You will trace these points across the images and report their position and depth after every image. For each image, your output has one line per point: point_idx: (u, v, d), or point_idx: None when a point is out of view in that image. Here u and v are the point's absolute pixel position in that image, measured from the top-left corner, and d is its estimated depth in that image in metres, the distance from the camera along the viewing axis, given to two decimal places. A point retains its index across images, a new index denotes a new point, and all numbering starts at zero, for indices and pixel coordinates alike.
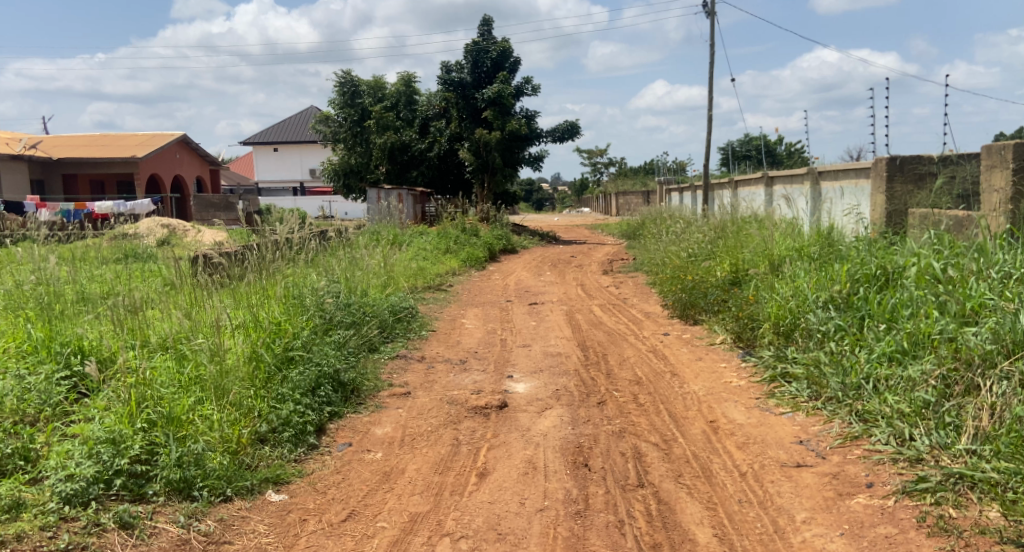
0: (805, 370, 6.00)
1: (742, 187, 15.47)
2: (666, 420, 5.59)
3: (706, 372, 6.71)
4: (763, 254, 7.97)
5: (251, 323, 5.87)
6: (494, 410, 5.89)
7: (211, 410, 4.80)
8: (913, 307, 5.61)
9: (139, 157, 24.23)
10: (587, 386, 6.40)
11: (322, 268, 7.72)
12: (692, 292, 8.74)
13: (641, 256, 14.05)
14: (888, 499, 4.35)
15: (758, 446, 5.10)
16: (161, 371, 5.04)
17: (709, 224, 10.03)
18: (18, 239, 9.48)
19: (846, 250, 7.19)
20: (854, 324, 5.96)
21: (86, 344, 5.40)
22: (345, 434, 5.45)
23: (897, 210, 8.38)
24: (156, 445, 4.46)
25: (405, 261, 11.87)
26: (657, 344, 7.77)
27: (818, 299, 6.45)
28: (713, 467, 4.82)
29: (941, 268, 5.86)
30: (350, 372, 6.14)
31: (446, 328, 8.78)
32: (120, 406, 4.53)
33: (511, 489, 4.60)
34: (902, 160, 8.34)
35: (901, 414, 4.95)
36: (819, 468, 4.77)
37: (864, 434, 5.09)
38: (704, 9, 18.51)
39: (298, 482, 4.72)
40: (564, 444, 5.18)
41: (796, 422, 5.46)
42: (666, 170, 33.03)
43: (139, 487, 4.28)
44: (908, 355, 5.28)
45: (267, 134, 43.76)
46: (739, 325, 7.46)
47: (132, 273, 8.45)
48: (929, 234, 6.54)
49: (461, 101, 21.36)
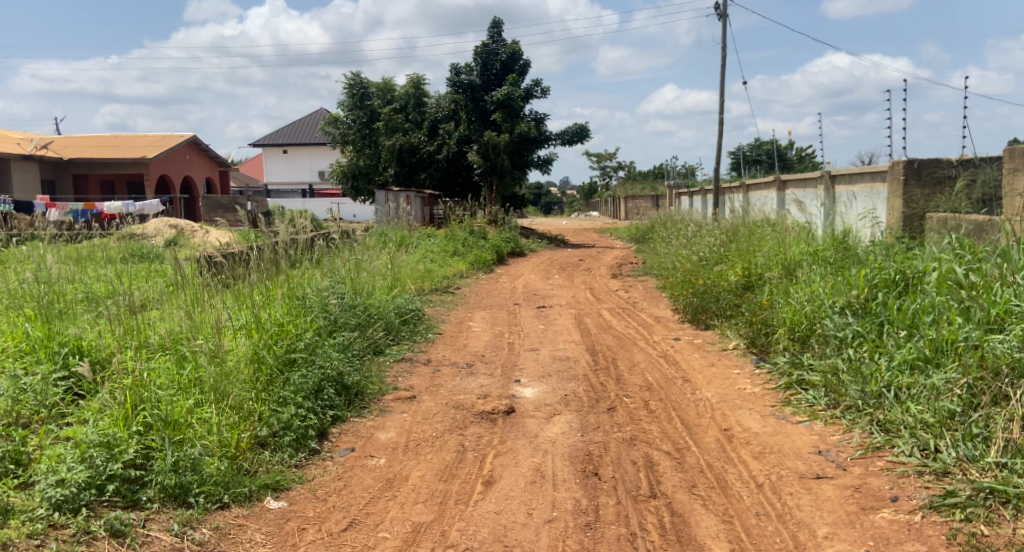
0: (823, 378, 5.81)
1: (753, 191, 15.30)
2: (679, 428, 5.41)
3: (719, 379, 6.53)
4: (777, 258, 7.77)
5: (253, 324, 5.73)
6: (501, 416, 5.72)
7: (210, 413, 4.63)
8: (935, 313, 5.41)
9: (148, 158, 24.18)
10: (596, 392, 6.22)
11: (328, 268, 7.56)
12: (703, 297, 8.55)
13: (652, 260, 13.87)
14: (915, 515, 4.16)
15: (776, 456, 4.92)
16: (160, 372, 4.90)
17: (720, 228, 9.84)
18: (24, 239, 9.35)
19: (862, 254, 7.01)
20: (873, 330, 5.76)
21: (84, 343, 5.25)
22: (347, 439, 5.29)
23: (915, 215, 8.20)
24: (151, 450, 4.31)
25: (413, 265, 11.74)
26: (668, 349, 7.58)
27: (834, 304, 6.26)
28: (729, 477, 4.64)
29: (964, 273, 5.66)
30: (353, 375, 5.97)
31: (453, 331, 8.63)
32: (114, 408, 4.38)
33: (518, 499, 4.42)
34: (920, 164, 8.14)
35: (925, 425, 4.77)
36: (840, 480, 4.58)
37: (886, 445, 4.90)
38: (716, 11, 18.35)
39: (298, 489, 4.56)
40: (574, 451, 5.00)
41: (814, 432, 5.27)
42: (676, 175, 32.95)
43: (132, 493, 4.12)
44: (931, 363, 5.09)
45: (277, 135, 43.78)
46: (753, 330, 7.28)
47: (138, 274, 8.31)
48: (950, 239, 6.33)
49: (470, 103, 21.19)
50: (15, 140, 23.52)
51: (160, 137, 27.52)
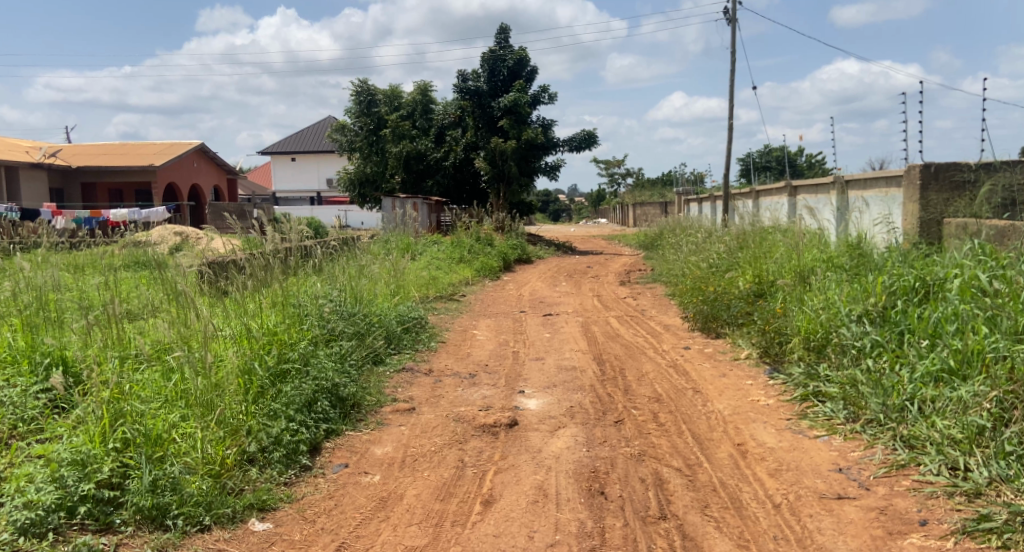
0: (840, 390, 5.52)
1: (764, 197, 15.01)
2: (690, 442, 5.14)
3: (732, 390, 6.25)
4: (789, 265, 7.47)
5: (244, 334, 5.49)
6: (503, 429, 5.45)
7: (194, 428, 4.39)
8: (959, 322, 5.14)
9: (156, 166, 24.12)
10: (603, 404, 5.95)
11: (327, 275, 7.31)
12: (713, 304, 8.22)
13: (661, 266, 13.60)
14: (946, 541, 3.89)
15: (793, 474, 4.64)
16: (145, 386, 4.68)
17: (729, 234, 9.54)
18: (26, 247, 9.19)
19: (879, 260, 6.73)
20: (893, 339, 5.48)
21: (68, 355, 5.01)
22: (341, 454, 5.02)
23: (932, 220, 7.89)
24: (128, 468, 4.08)
25: (416, 273, 11.51)
26: (677, 359, 7.31)
27: (851, 312, 5.95)
28: (743, 497, 4.36)
29: (987, 280, 5.40)
30: (350, 386, 5.71)
31: (456, 339, 8.37)
32: (91, 424, 4.16)
33: (518, 520, 4.16)
34: (937, 168, 7.85)
35: (952, 441, 4.51)
36: (864, 501, 4.30)
37: (911, 462, 4.62)
38: (726, 15, 18.12)
39: (285, 509, 4.29)
40: (578, 468, 4.73)
41: (833, 447, 4.99)
42: (685, 183, 32.75)
43: (106, 515, 3.90)
44: (956, 375, 4.83)
45: (285, 144, 43.75)
46: (766, 339, 6.99)
47: (137, 281, 8.08)
48: (972, 244, 6.06)
49: (477, 110, 20.93)
50: (24, 149, 23.49)
51: (167, 145, 27.36)
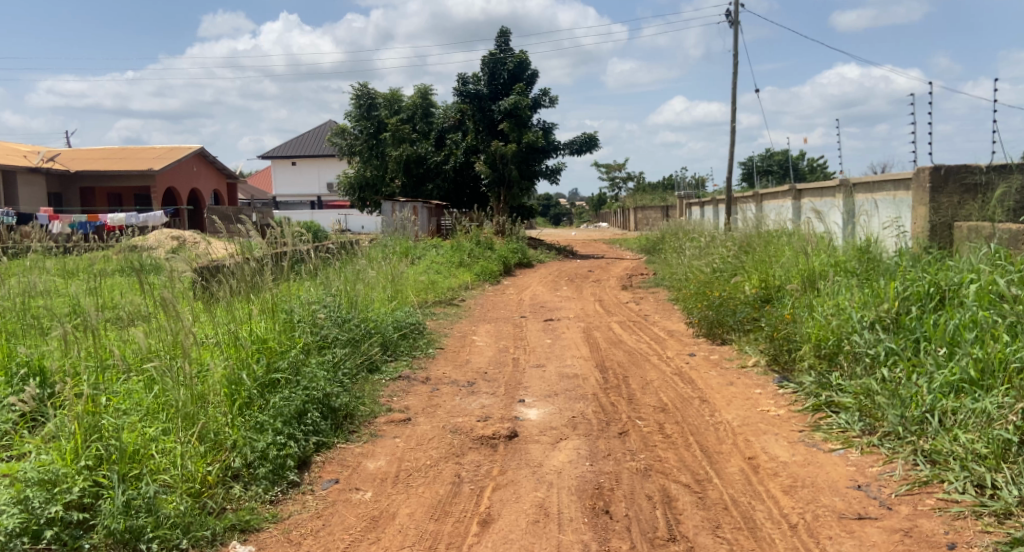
0: (855, 401, 5.27)
1: (767, 200, 14.81)
2: (698, 456, 4.89)
3: (740, 399, 5.99)
4: (798, 269, 7.21)
5: (231, 341, 5.25)
6: (502, 441, 5.20)
7: (174, 443, 4.16)
8: (978, 330, 4.90)
9: (155, 169, 23.79)
10: (606, 414, 5.70)
11: (321, 280, 7.05)
12: (719, 310, 7.97)
13: (664, 270, 13.35)
14: None
15: (809, 491, 4.39)
16: (123, 398, 4.45)
17: (733, 238, 9.28)
18: (16, 253, 8.91)
19: (890, 264, 6.49)
20: (908, 347, 5.24)
21: (43, 364, 4.77)
22: (331, 469, 4.76)
23: (943, 224, 7.62)
24: (101, 487, 3.84)
25: (415, 277, 11.25)
26: (683, 366, 7.06)
27: (863, 319, 5.70)
28: (758, 517, 4.11)
29: (1006, 286, 5.17)
30: (342, 396, 5.45)
31: (455, 345, 8.12)
32: (63, 441, 3.93)
33: (518, 543, 3.91)
34: (948, 170, 7.59)
35: (977, 456, 4.27)
36: (886, 522, 4.05)
37: (934, 479, 4.37)
38: (728, 18, 17.94)
39: (269, 530, 4.04)
40: (582, 485, 4.48)
41: (850, 462, 4.73)
42: (687, 187, 32.63)
43: (74, 538, 3.67)
44: (977, 386, 4.59)
45: (285, 147, 43.57)
46: (774, 346, 6.74)
47: (128, 287, 7.81)
48: (987, 248, 5.82)
49: (478, 113, 20.67)
50: (22, 153, 23.23)
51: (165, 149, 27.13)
